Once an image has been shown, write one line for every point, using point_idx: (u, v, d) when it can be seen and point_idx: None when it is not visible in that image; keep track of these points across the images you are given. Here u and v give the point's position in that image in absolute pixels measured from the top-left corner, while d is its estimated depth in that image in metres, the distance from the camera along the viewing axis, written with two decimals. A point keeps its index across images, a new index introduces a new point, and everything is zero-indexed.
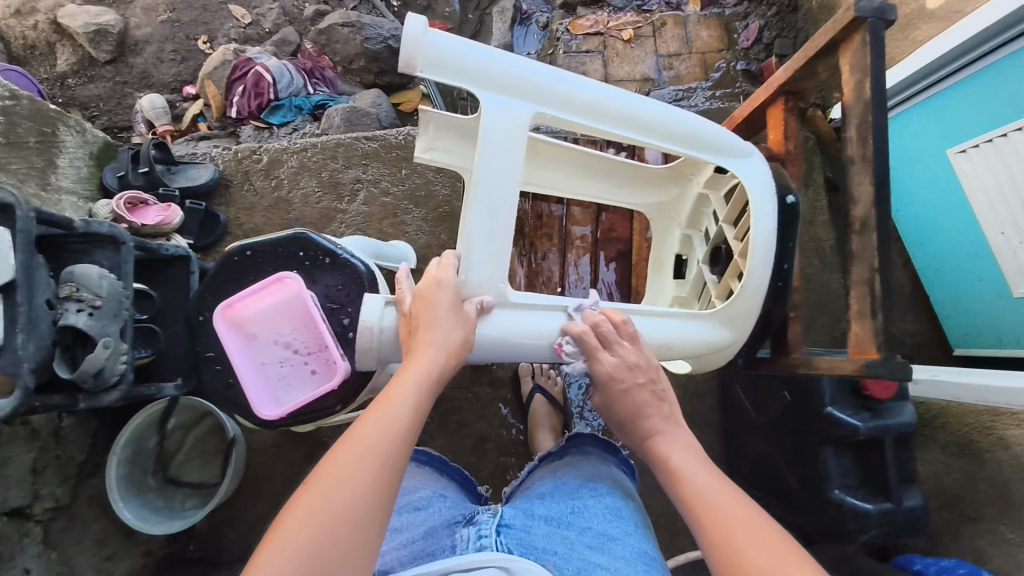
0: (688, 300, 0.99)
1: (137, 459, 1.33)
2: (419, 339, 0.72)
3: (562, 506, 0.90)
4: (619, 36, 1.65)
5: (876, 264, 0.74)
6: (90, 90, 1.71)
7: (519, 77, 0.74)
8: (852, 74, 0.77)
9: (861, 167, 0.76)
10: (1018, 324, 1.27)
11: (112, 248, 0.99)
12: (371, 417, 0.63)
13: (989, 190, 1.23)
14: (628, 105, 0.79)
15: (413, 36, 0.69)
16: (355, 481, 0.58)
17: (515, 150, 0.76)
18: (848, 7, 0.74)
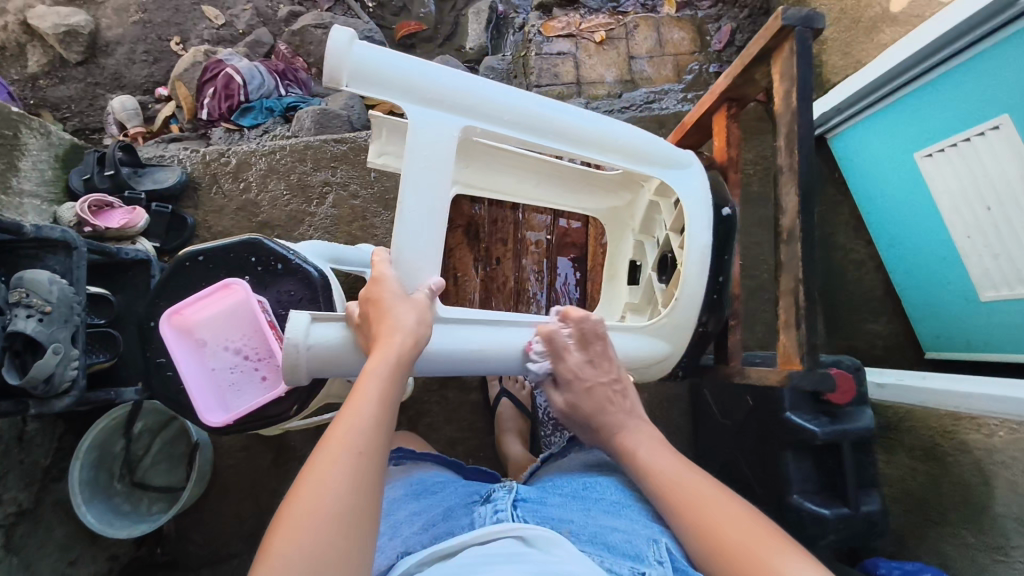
0: (640, 307, 0.98)
1: (102, 462, 1.29)
2: (377, 335, 0.71)
3: (574, 481, 0.83)
4: (591, 38, 1.65)
5: (800, 275, 0.74)
6: (61, 90, 1.70)
7: (451, 91, 0.76)
8: (783, 81, 0.77)
9: (788, 176, 0.76)
10: (985, 326, 1.27)
11: (64, 253, 0.99)
12: (340, 421, 0.63)
13: (954, 194, 1.23)
14: (569, 119, 0.81)
15: (339, 50, 0.70)
16: (336, 486, 0.58)
17: (445, 165, 0.78)
18: (776, 16, 0.74)
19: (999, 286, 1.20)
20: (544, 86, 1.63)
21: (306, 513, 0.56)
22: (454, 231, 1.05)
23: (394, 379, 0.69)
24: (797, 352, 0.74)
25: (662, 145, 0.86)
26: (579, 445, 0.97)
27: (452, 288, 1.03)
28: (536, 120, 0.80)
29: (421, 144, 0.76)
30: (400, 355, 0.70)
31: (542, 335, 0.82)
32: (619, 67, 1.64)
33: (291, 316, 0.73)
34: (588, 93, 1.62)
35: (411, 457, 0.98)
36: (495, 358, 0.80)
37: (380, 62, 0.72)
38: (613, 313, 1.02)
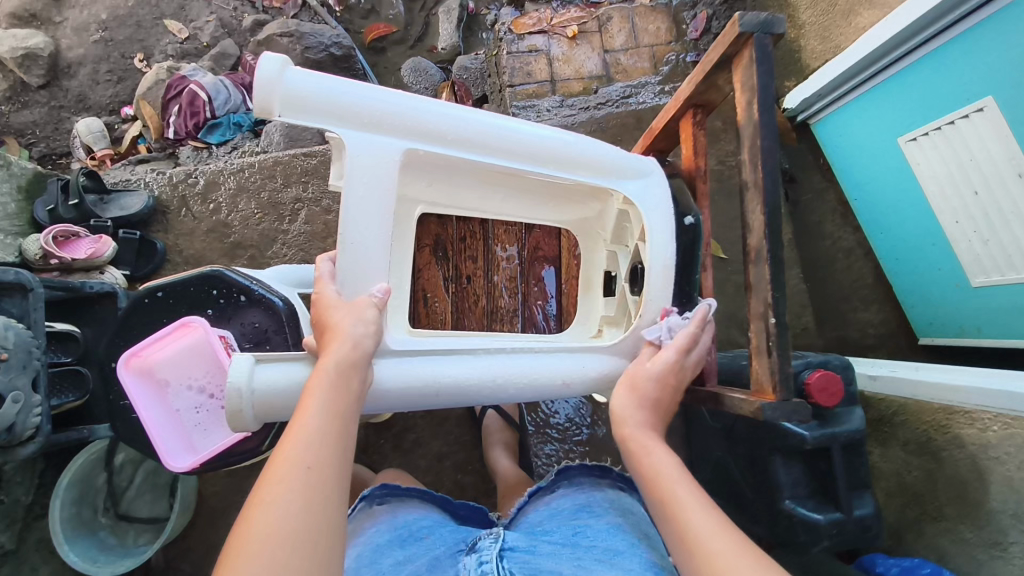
0: (617, 320, 0.95)
1: (84, 496, 1.23)
2: (326, 345, 0.67)
3: (565, 530, 0.80)
4: (563, 33, 1.59)
5: (770, 298, 0.70)
6: (25, 116, 1.66)
7: (389, 110, 0.74)
8: (743, 90, 0.73)
9: (753, 193, 0.72)
10: (979, 313, 1.23)
11: (20, 295, 0.96)
12: (289, 436, 0.57)
13: (941, 178, 1.19)
14: (514, 133, 0.79)
15: (268, 78, 0.70)
16: (290, 507, 0.51)
17: (390, 185, 0.76)
18: (732, 22, 0.70)
19: (991, 272, 1.16)
20: (516, 85, 1.57)
21: (258, 534, 0.49)
22: (420, 251, 0.99)
23: (346, 383, 0.64)
24: (769, 381, 0.71)
25: (616, 152, 0.83)
26: (567, 480, 0.91)
27: (421, 311, 0.98)
28: (480, 133, 0.78)
29: (361, 166, 0.74)
30: (347, 359, 0.66)
31: (509, 361, 0.80)
32: (594, 62, 1.59)
33: (233, 358, 0.70)
34: (564, 90, 1.57)
35: (396, 495, 0.92)
36: (452, 388, 0.78)
37: (313, 87, 0.71)
38: (590, 328, 1.00)
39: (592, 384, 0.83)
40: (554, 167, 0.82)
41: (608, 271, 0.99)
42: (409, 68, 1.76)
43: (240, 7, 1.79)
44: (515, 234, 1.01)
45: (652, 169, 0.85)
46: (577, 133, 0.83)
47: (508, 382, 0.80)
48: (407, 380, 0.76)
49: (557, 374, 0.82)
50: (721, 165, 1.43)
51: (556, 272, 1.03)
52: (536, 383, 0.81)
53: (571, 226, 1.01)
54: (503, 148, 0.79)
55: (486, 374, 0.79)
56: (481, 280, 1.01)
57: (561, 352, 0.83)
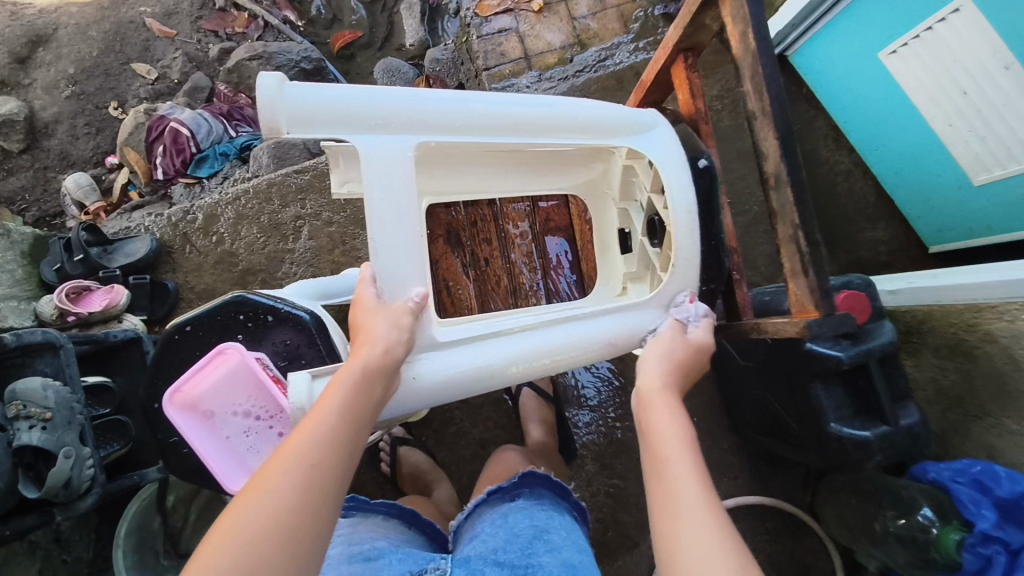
0: (640, 275, 0.94)
1: (145, 542, 1.24)
2: (354, 350, 0.70)
3: (516, 559, 0.76)
4: (529, 8, 1.59)
5: (796, 221, 0.71)
6: (12, 183, 1.65)
7: (392, 109, 0.74)
8: (735, 23, 0.73)
9: (762, 122, 0.73)
10: (988, 210, 1.24)
11: (51, 354, 0.97)
12: (299, 432, 0.60)
13: (927, 84, 1.20)
14: (509, 109, 0.79)
15: (269, 98, 0.69)
16: (281, 494, 0.55)
17: (408, 183, 0.76)
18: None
19: (992, 167, 1.17)
20: (492, 68, 1.57)
21: (241, 523, 0.53)
22: (435, 243, 1.00)
23: (368, 389, 0.66)
24: (810, 300, 0.72)
25: (619, 109, 0.84)
26: (529, 493, 0.91)
27: (446, 299, 0.99)
28: (478, 115, 0.78)
29: (378, 169, 0.75)
30: (373, 365, 0.67)
31: (554, 336, 0.81)
32: (564, 31, 1.58)
33: (290, 378, 0.71)
34: (540, 64, 1.57)
35: (364, 508, 0.94)
36: (503, 370, 0.78)
37: (315, 98, 0.70)
38: (614, 286, 0.99)
39: (636, 340, 0.84)
40: (553, 134, 0.82)
41: (622, 229, 0.98)
42: (381, 70, 1.75)
43: (204, 38, 1.79)
44: (524, 209, 1.03)
45: (656, 120, 0.85)
46: (574, 98, 0.83)
47: (555, 356, 0.80)
48: (459, 369, 0.76)
49: (602, 338, 0.82)
50: (709, 110, 1.43)
51: (569, 241, 1.04)
52: (582, 349, 0.82)
53: (579, 190, 1.01)
54: (500, 126, 0.79)
55: (535, 349, 0.80)
56: (499, 260, 1.01)
57: (601, 316, 0.83)
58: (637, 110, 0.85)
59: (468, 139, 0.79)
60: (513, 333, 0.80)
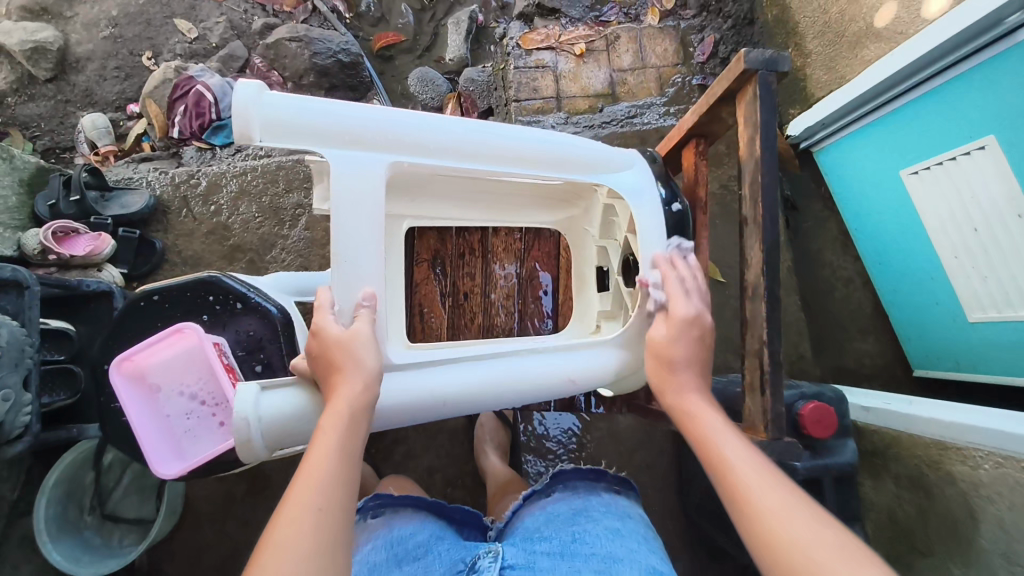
0: (614, 314, 0.94)
1: (71, 495, 1.22)
2: (334, 384, 0.68)
3: (562, 537, 0.78)
4: (571, 51, 1.60)
5: (765, 336, 0.72)
6: (31, 108, 1.66)
7: (371, 127, 0.75)
8: (746, 126, 0.73)
9: (752, 231, 0.73)
10: (976, 347, 1.23)
11: (15, 293, 0.96)
12: (297, 486, 0.59)
13: (941, 212, 1.19)
14: (502, 142, 0.80)
15: (245, 103, 0.69)
16: (298, 555, 0.53)
17: (377, 201, 0.76)
18: (739, 58, 0.70)
19: (988, 307, 1.16)
20: (522, 100, 1.58)
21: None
22: (417, 266, 0.99)
23: (356, 428, 0.66)
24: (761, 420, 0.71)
25: (602, 148, 0.85)
26: (561, 484, 0.90)
27: (417, 325, 0.99)
28: (464, 141, 0.79)
29: (348, 184, 0.74)
30: (359, 397, 0.67)
31: (510, 368, 0.79)
32: (600, 81, 1.59)
33: (238, 389, 0.70)
34: (569, 107, 1.57)
35: (390, 505, 0.91)
36: (459, 398, 0.77)
37: (288, 107, 0.71)
38: (587, 325, 0.98)
39: (596, 379, 0.84)
40: (544, 168, 0.83)
41: (599, 267, 0.98)
42: (415, 78, 1.78)
43: (250, 9, 1.80)
44: (514, 251, 1.01)
45: (634, 160, 0.87)
46: (565, 134, 0.84)
47: (510, 392, 0.80)
48: (412, 392, 0.75)
49: (562, 375, 0.81)
50: (723, 189, 1.44)
51: (554, 277, 1.02)
52: (541, 386, 0.81)
53: (559, 225, 1.01)
54: (499, 156, 0.80)
55: (496, 380, 0.79)
56: (478, 298, 1.00)
57: (555, 353, 0.82)
58: (618, 152, 0.86)
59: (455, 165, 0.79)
60: (469, 364, 0.78)
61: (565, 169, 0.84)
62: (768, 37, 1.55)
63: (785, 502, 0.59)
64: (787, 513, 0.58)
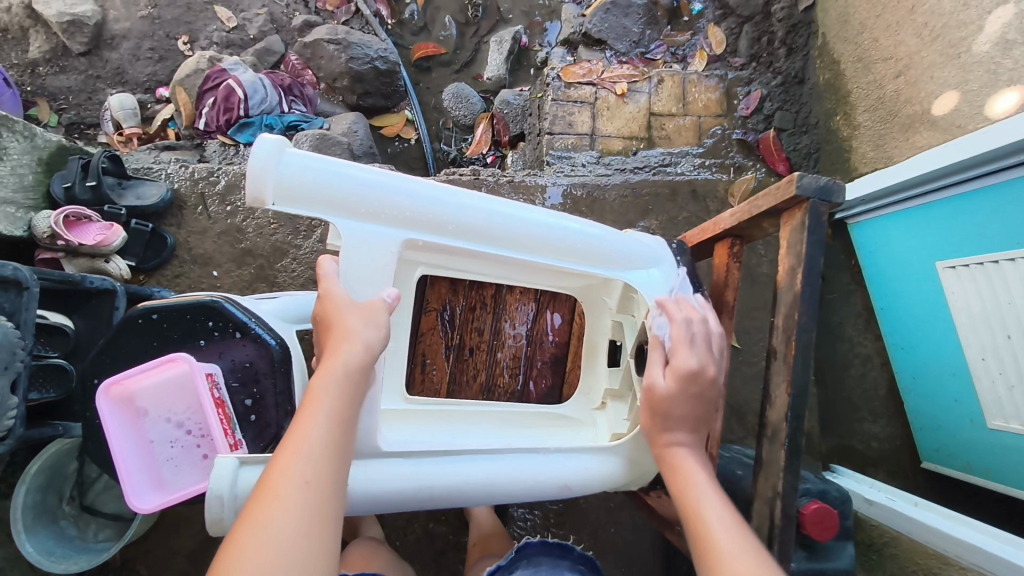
0: (621, 394, 0.92)
1: (51, 483, 1.19)
2: (329, 347, 0.68)
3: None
4: (612, 90, 1.56)
5: (777, 476, 0.71)
6: (61, 80, 1.65)
7: (384, 198, 0.75)
8: (788, 251, 0.72)
9: (780, 364, 0.72)
10: (990, 456, 1.18)
11: (14, 291, 0.94)
12: (284, 453, 0.59)
13: (973, 312, 1.13)
14: (513, 225, 0.79)
15: (261, 164, 0.69)
16: (280, 528, 0.54)
17: (387, 275, 0.77)
18: (790, 180, 0.68)
19: (1010, 418, 1.10)
20: (556, 134, 1.53)
21: (252, 556, 0.52)
22: (426, 314, 0.95)
23: (349, 394, 0.65)
24: None
25: (623, 240, 0.84)
26: (525, 559, 0.87)
27: (417, 375, 0.95)
28: (477, 222, 0.78)
29: (358, 255, 0.75)
30: (356, 366, 0.67)
31: (506, 464, 0.77)
32: (636, 122, 1.55)
33: (216, 463, 0.70)
34: (603, 146, 1.53)
35: None
36: (450, 493, 0.75)
37: (307, 171, 0.71)
38: (592, 399, 0.96)
39: (592, 484, 0.81)
40: (553, 257, 0.82)
41: (613, 339, 0.96)
42: (450, 93, 1.74)
43: (293, 4, 1.78)
44: (525, 311, 0.98)
45: (657, 254, 0.86)
46: (580, 220, 0.83)
47: (504, 484, 0.76)
48: (401, 483, 0.73)
49: (558, 480, 0.78)
50: (750, 252, 1.39)
51: (563, 339, 1.00)
52: (534, 488, 0.78)
53: (576, 291, 0.97)
54: (513, 238, 0.80)
55: (486, 481, 0.76)
56: (484, 355, 0.97)
57: (551, 452, 0.79)
58: (635, 240, 0.86)
59: (464, 246, 0.80)
60: (463, 460, 0.76)
61: (572, 260, 0.83)
62: (818, 99, 1.51)
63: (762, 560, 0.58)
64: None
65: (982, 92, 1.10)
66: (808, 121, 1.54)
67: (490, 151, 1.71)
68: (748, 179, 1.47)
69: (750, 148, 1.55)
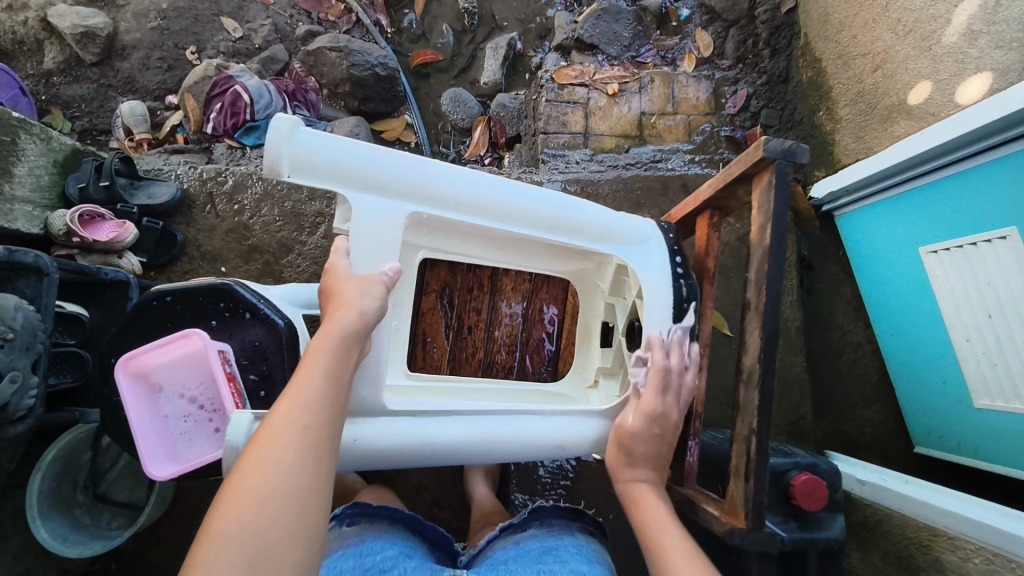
0: (613, 372, 0.97)
1: (65, 472, 1.23)
2: (331, 313, 0.72)
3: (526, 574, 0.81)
4: (604, 90, 1.62)
5: (756, 426, 0.75)
6: (74, 90, 1.72)
7: (389, 173, 0.79)
8: (759, 212, 0.77)
9: (754, 318, 0.77)
10: (978, 434, 1.21)
11: (36, 278, 0.99)
12: (285, 398, 0.62)
13: (956, 295, 1.17)
14: (509, 200, 0.84)
15: (277, 139, 0.74)
16: (278, 461, 0.56)
17: (393, 250, 0.81)
18: (758, 145, 0.73)
19: (995, 397, 1.14)
20: (550, 133, 1.59)
21: (254, 484, 0.54)
22: (426, 294, 1.00)
23: (347, 352, 0.69)
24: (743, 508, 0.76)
25: (613, 218, 0.89)
26: (539, 519, 0.94)
27: (419, 353, 0.99)
28: (476, 196, 0.83)
29: (366, 230, 0.79)
30: (352, 329, 0.70)
31: (505, 429, 0.81)
32: (628, 121, 1.60)
33: (233, 416, 0.75)
34: (596, 145, 1.59)
35: (366, 515, 0.93)
36: (452, 454, 0.79)
37: (318, 146, 0.76)
38: (586, 377, 1.01)
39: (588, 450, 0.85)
40: (547, 231, 0.87)
41: (605, 321, 1.01)
42: (448, 98, 1.81)
43: (296, 15, 1.85)
44: (522, 292, 1.02)
45: (648, 234, 0.91)
46: (573, 198, 0.87)
47: (503, 448, 0.81)
48: (404, 447, 0.77)
49: (550, 440, 0.83)
50: (739, 242, 1.44)
51: (559, 320, 1.04)
52: (528, 447, 0.82)
53: (570, 273, 1.02)
54: (509, 214, 0.85)
55: (483, 439, 0.80)
56: (482, 334, 1.02)
57: (546, 419, 0.84)
58: (626, 221, 0.90)
59: (464, 219, 0.84)
60: (463, 426, 0.80)
61: (566, 234, 0.88)
62: (802, 95, 1.57)
63: None
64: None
65: (953, 80, 1.15)
66: (794, 117, 1.60)
67: (488, 153, 1.76)
68: None
69: (738, 144, 1.62)
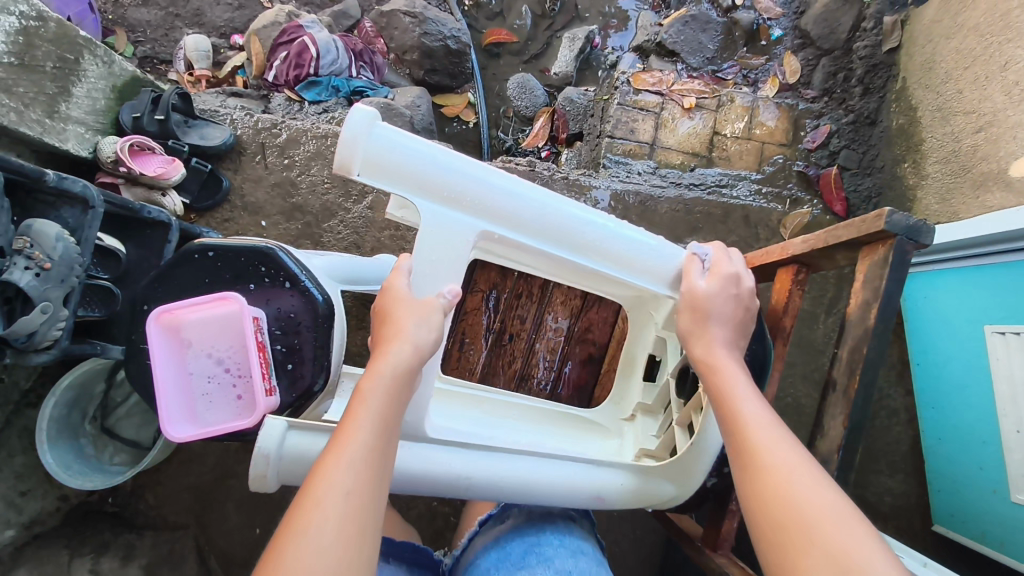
0: (654, 411, 0.92)
1: (78, 401, 1.22)
2: (382, 347, 0.68)
3: None
4: (679, 103, 1.55)
5: None
6: (142, 13, 1.69)
7: (461, 184, 0.76)
8: (865, 286, 0.79)
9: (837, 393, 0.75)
10: (1008, 530, 1.15)
11: (80, 208, 0.96)
12: (330, 456, 0.59)
13: (1016, 383, 1.09)
14: (580, 228, 0.79)
15: (353, 133, 0.71)
16: (319, 540, 0.53)
17: (455, 264, 0.78)
18: (880, 216, 0.74)
19: None
20: (616, 138, 1.53)
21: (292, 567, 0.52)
22: (472, 294, 1.00)
23: (397, 397, 0.65)
24: None
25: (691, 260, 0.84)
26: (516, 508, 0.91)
27: (455, 354, 1.00)
28: (546, 218, 0.78)
29: (431, 243, 0.77)
30: (403, 367, 0.66)
31: (540, 469, 0.77)
32: (698, 139, 1.54)
33: (266, 422, 0.72)
34: (661, 158, 1.52)
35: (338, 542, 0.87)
36: (485, 487, 0.75)
37: (394, 146, 0.73)
38: (622, 409, 0.97)
39: (624, 500, 0.81)
40: (616, 266, 0.82)
41: (652, 354, 0.95)
42: (514, 83, 1.75)
43: None
44: (570, 308, 1.02)
45: None
46: (647, 234, 0.82)
47: (539, 489, 0.77)
48: (437, 473, 0.74)
49: (587, 489, 0.79)
50: None
51: (602, 343, 1.02)
52: (564, 493, 0.78)
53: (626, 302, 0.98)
54: (578, 243, 0.80)
55: (522, 480, 0.76)
56: (522, 342, 1.01)
57: (585, 462, 0.80)
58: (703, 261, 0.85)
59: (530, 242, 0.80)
60: (499, 462, 0.76)
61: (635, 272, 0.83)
62: (886, 143, 1.49)
63: (810, 488, 0.60)
64: (817, 503, 0.58)
65: None
66: (874, 164, 1.52)
67: (546, 146, 1.71)
68: (802, 214, 1.46)
69: (809, 181, 1.54)
